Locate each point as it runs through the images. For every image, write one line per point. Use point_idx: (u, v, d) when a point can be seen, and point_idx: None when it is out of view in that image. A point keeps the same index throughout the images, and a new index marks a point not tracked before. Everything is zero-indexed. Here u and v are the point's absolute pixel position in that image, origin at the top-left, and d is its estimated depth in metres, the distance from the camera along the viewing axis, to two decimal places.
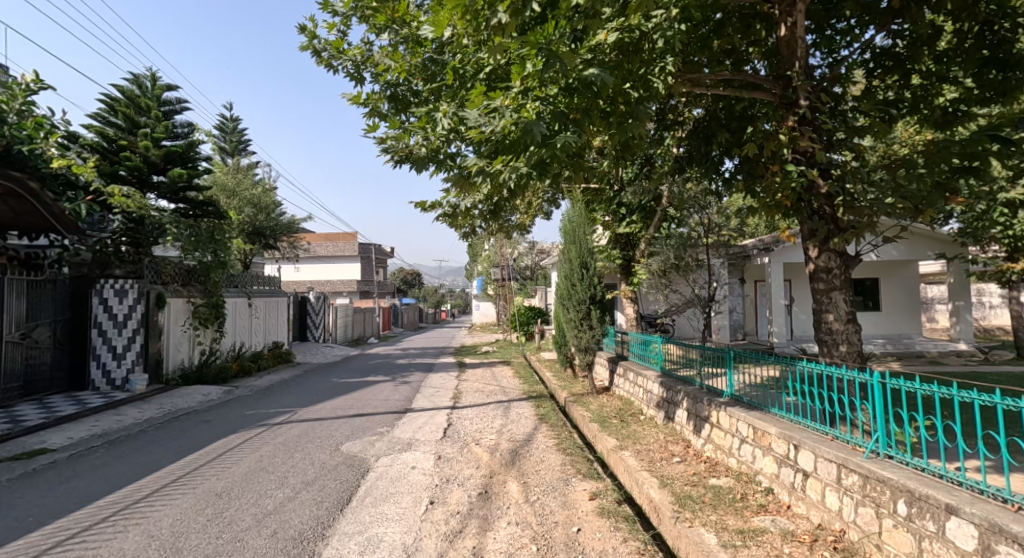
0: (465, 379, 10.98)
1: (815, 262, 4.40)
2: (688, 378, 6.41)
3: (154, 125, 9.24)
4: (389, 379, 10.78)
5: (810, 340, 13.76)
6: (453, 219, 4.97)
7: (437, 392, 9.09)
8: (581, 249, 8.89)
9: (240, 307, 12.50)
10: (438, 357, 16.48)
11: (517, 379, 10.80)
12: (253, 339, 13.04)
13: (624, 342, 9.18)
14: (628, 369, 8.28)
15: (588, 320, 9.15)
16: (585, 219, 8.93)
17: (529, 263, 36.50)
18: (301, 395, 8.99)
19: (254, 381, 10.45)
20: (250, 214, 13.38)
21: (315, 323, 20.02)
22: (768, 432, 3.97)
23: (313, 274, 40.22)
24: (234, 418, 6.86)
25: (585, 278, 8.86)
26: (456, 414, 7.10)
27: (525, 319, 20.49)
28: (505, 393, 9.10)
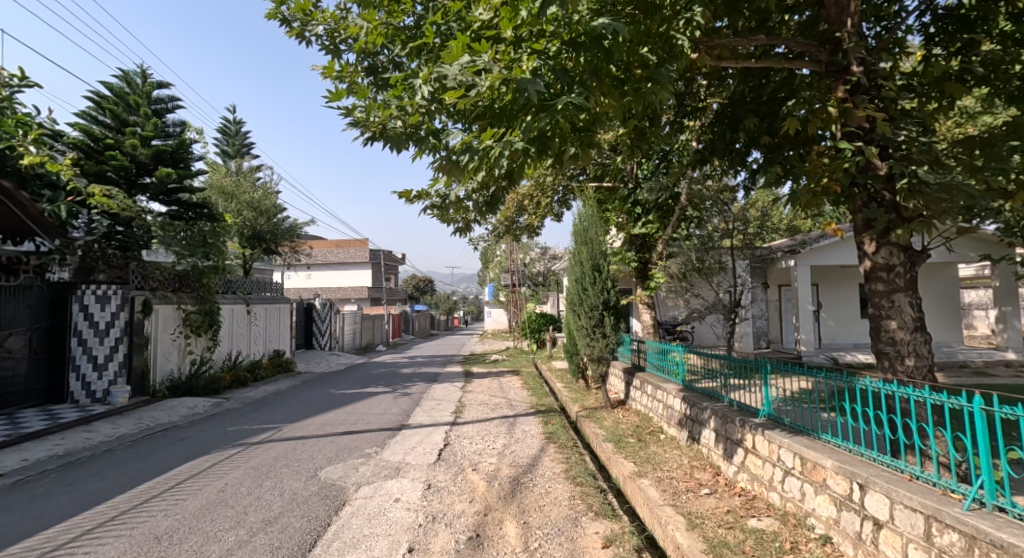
0: (471, 390, 10.34)
1: (872, 259, 3.68)
2: (714, 394, 5.64)
3: (143, 124, 8.83)
4: (390, 390, 10.18)
5: (840, 349, 12.89)
6: (443, 213, 4.34)
7: (438, 406, 8.46)
8: (593, 250, 8.20)
9: (238, 314, 12.04)
10: (445, 365, 15.87)
11: (526, 391, 10.14)
12: (252, 347, 12.57)
13: (640, 351, 8.48)
14: (646, 381, 7.56)
15: (602, 327, 8.25)
16: (598, 218, 8.31)
17: (541, 269, 35.85)
18: (293, 408, 8.42)
19: (249, 392, 9.92)
20: (250, 217, 12.97)
21: (322, 331, 19.60)
22: (823, 466, 3.24)
23: (323, 282, 40.10)
24: (213, 434, 6.28)
25: (597, 281, 8.13)
26: (455, 432, 6.46)
27: (536, 326, 19.82)
28: (512, 406, 8.44)
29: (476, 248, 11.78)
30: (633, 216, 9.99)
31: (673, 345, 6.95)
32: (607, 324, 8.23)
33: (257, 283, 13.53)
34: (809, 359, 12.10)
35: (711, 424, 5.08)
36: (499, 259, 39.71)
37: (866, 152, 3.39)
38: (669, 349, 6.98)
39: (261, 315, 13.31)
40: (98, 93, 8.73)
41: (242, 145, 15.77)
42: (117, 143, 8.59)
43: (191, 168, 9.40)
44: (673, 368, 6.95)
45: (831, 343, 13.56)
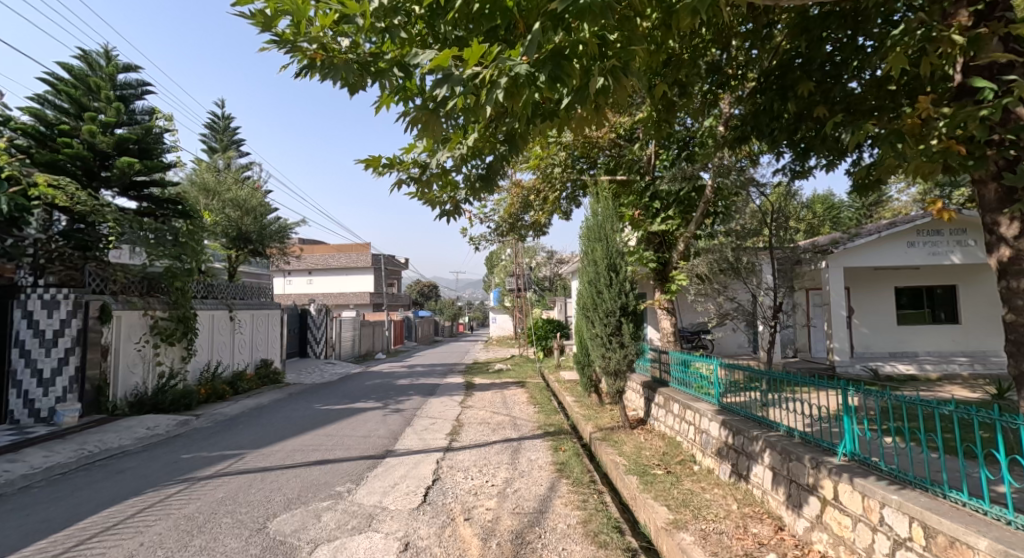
0: (471, 405, 9.33)
1: (1012, 246, 2.66)
2: (764, 418, 4.58)
3: (106, 109, 7.94)
4: (381, 405, 9.18)
5: (876, 359, 11.80)
6: (425, 192, 3.37)
7: (433, 425, 7.44)
8: (608, 248, 7.20)
9: (220, 321, 11.14)
10: (445, 375, 14.86)
11: (532, 406, 9.12)
12: (235, 357, 11.65)
13: (662, 363, 7.47)
14: (671, 398, 6.52)
15: (619, 336, 7.17)
16: (613, 212, 7.32)
17: (547, 274, 34.86)
18: (268, 427, 7.44)
19: (223, 407, 8.96)
20: (236, 215, 12.08)
21: (317, 338, 18.69)
22: (969, 546, 2.21)
23: (325, 287, 39.37)
24: (160, 464, 5.28)
25: (613, 282, 7.11)
26: (449, 462, 5.45)
27: (542, 333, 18.80)
28: (516, 426, 7.44)
29: (478, 247, 10.80)
30: (650, 212, 8.98)
31: (706, 355, 5.95)
32: (625, 332, 7.14)
33: (244, 287, 12.64)
34: (843, 371, 11.01)
35: (765, 459, 4.03)
36: (503, 263, 38.76)
37: (1015, 89, 2.38)
38: (701, 360, 5.98)
39: (247, 321, 12.40)
40: (56, 76, 7.85)
41: (232, 142, 14.95)
42: (74, 130, 7.72)
43: (160, 159, 8.52)
44: (706, 383, 5.92)
45: (863, 352, 12.46)
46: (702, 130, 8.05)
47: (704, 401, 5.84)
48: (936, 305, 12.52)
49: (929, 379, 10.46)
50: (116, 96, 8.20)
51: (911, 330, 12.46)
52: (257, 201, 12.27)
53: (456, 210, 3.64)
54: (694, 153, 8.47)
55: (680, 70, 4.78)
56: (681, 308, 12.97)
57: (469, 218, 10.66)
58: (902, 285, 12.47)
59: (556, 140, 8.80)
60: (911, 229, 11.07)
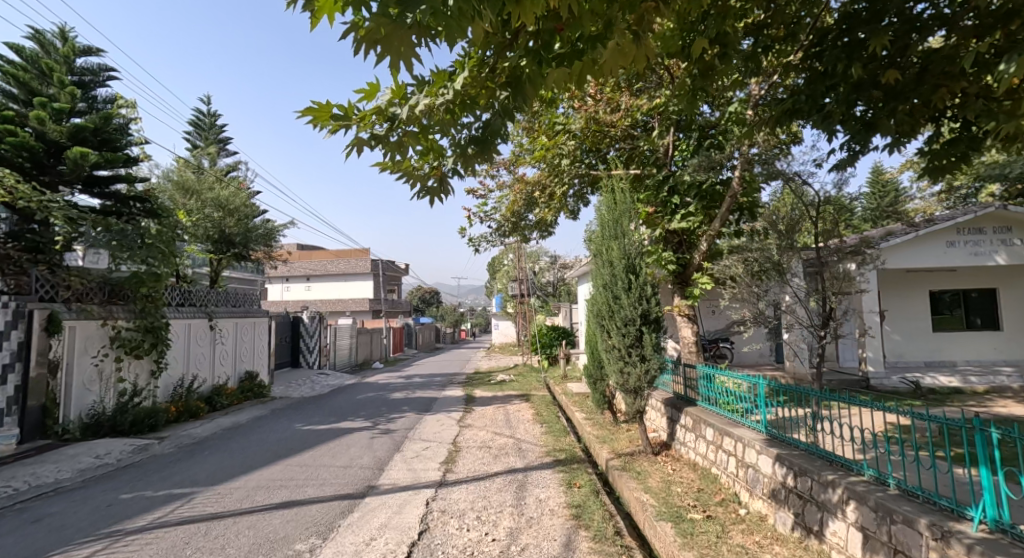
0: (471, 424, 8.38)
1: None
2: (840, 458, 3.60)
3: (58, 95, 7.08)
4: (370, 424, 8.25)
5: (912, 369, 10.84)
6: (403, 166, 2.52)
7: (426, 451, 6.49)
8: (625, 245, 6.30)
9: (199, 330, 10.26)
10: (444, 387, 13.89)
11: (539, 425, 8.18)
12: (216, 370, 10.76)
13: (689, 379, 6.54)
14: (702, 421, 5.60)
15: (640, 348, 6.22)
16: (630, 207, 6.44)
17: (551, 279, 33.95)
18: (237, 454, 6.50)
19: (194, 427, 8.03)
20: (218, 216, 11.20)
21: (309, 347, 17.74)
22: None
23: (324, 294, 38.61)
24: (90, 508, 4.34)
25: (632, 286, 6.16)
26: (442, 503, 4.52)
27: (547, 341, 17.86)
28: (520, 452, 6.50)
29: (478, 250, 9.87)
30: (668, 209, 8.06)
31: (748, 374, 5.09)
32: (646, 344, 6.19)
33: (227, 294, 11.76)
34: (878, 383, 10.01)
35: (850, 515, 3.09)
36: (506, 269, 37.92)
37: None
38: (742, 379, 5.12)
39: (229, 331, 11.50)
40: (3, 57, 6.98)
41: (217, 140, 14.09)
42: (21, 117, 6.84)
43: (124, 152, 7.67)
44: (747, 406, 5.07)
45: (897, 361, 11.47)
46: (729, 115, 7.14)
47: (746, 428, 4.96)
48: (975, 311, 11.56)
49: (976, 392, 9.46)
50: (72, 81, 7.34)
51: (947, 338, 11.50)
52: (240, 201, 11.39)
53: (440, 188, 2.70)
54: (720, 142, 7.55)
55: (725, 21, 3.86)
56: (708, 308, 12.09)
57: (468, 217, 9.73)
58: (939, 289, 11.50)
59: (565, 129, 7.88)
60: (951, 228, 10.12)
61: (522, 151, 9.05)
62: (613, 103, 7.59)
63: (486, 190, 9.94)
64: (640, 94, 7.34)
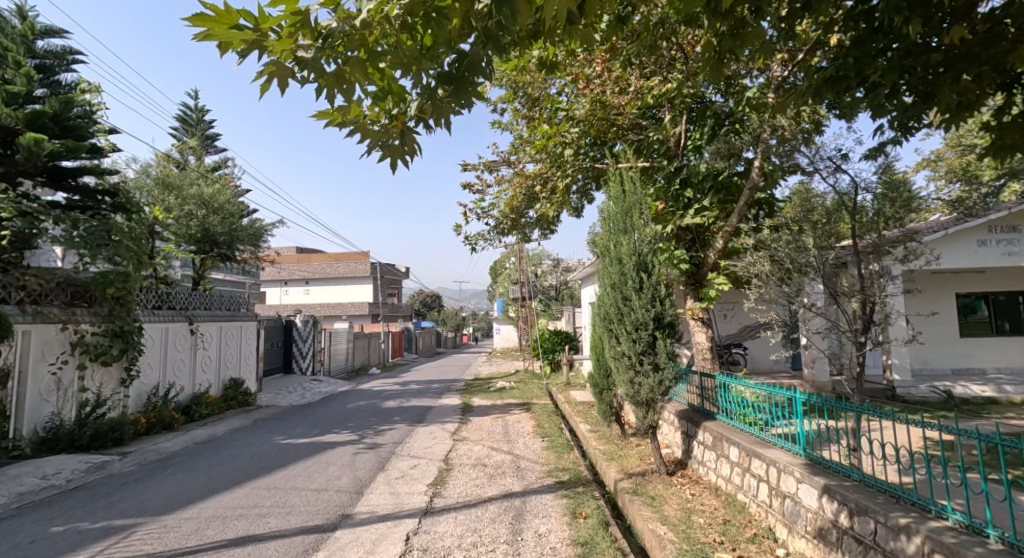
0: (466, 437, 7.70)
1: None
2: (906, 492, 2.96)
3: (12, 78, 6.48)
4: (356, 437, 7.59)
5: (939, 377, 10.13)
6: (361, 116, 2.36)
7: (413, 471, 5.82)
8: (636, 240, 5.63)
9: (178, 335, 9.63)
10: (441, 394, 13.22)
11: (540, 438, 7.52)
12: (198, 377, 10.14)
13: (706, 391, 5.88)
14: (724, 437, 4.96)
15: (652, 356, 5.53)
16: (642, 199, 5.77)
17: (553, 282, 33.28)
18: (203, 473, 5.84)
19: (164, 440, 7.38)
20: (200, 213, 10.59)
21: (303, 352, 17.10)
22: None
23: (324, 297, 38.09)
24: (10, 545, 3.68)
25: (644, 286, 5.49)
26: (426, 539, 3.86)
27: (549, 346, 17.23)
28: (519, 471, 5.82)
29: (474, 249, 9.22)
30: (679, 204, 7.42)
31: (778, 386, 4.56)
32: (660, 351, 5.48)
33: (210, 296, 11.14)
34: (906, 392, 9.29)
35: None
36: (507, 272, 37.28)
37: None
38: (771, 391, 4.59)
39: (212, 335, 10.87)
40: None
41: (203, 137, 13.52)
42: None
43: (87, 142, 7.07)
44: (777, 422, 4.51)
45: (923, 369, 10.71)
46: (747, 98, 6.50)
47: (776, 447, 4.38)
48: (1003, 315, 10.87)
49: (1014, 402, 8.73)
50: (29, 64, 6.74)
51: (975, 343, 10.78)
52: (223, 198, 10.78)
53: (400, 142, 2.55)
54: (737, 129, 6.92)
55: None
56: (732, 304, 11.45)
57: (463, 214, 9.09)
58: (965, 291, 10.78)
59: (567, 114, 7.20)
60: (983, 225, 9.40)
61: (522, 142, 8.44)
62: (621, 86, 6.94)
63: (484, 184, 9.30)
64: (650, 76, 6.70)
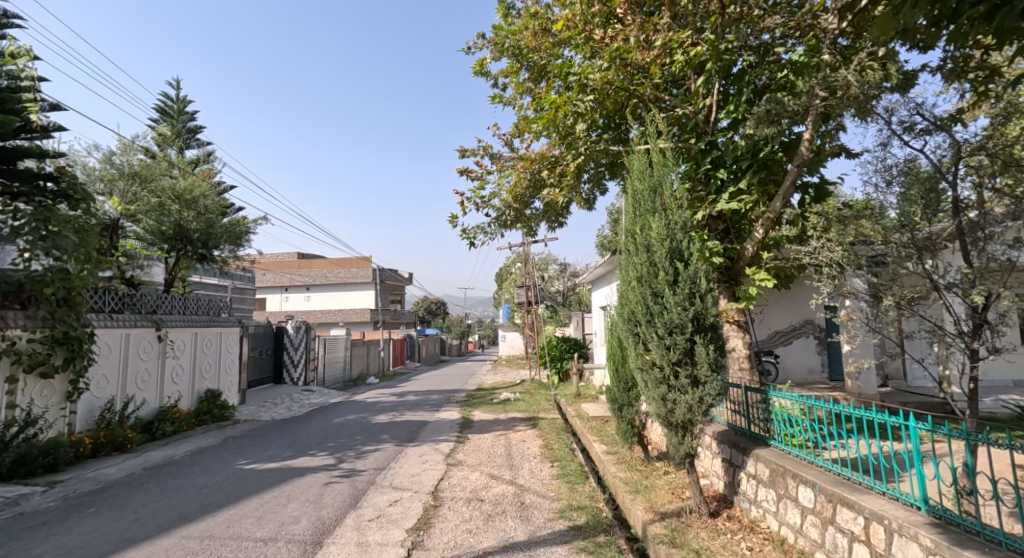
0: (461, 461, 6.58)
1: None
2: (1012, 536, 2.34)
3: None
4: (333, 460, 6.50)
5: (1003, 389, 8.89)
6: None
7: (393, 509, 4.71)
8: (668, 223, 4.52)
9: (144, 341, 8.61)
10: (438, 407, 12.10)
11: (548, 463, 6.38)
12: (167, 389, 9.11)
13: (757, 412, 4.75)
14: (787, 472, 3.84)
15: (690, 366, 4.40)
16: (675, 171, 4.66)
17: (560, 288, 32.08)
18: (136, 508, 4.76)
19: (109, 465, 6.32)
20: (172, 206, 9.57)
21: (294, 361, 16.06)
22: None
23: (325, 304, 37.20)
24: None
25: (680, 279, 4.37)
26: None
27: (556, 354, 16.13)
28: (522, 511, 4.69)
29: (472, 243, 8.15)
30: (710, 186, 6.32)
31: (816, 397, 3.98)
32: (701, 361, 4.33)
33: (184, 299, 10.14)
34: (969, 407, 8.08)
35: None
36: (513, 277, 36.26)
37: None
38: (810, 404, 3.99)
39: (186, 343, 9.85)
40: None
41: (186, 130, 12.63)
42: None
43: (20, 117, 6.07)
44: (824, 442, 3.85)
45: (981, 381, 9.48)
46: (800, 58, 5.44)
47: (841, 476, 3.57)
48: None
49: None
50: None
51: None
52: (200, 191, 9.74)
53: None
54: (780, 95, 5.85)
55: None
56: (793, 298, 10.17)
57: (460, 203, 8.00)
58: None
59: (579, 79, 6.11)
60: None
61: (526, 119, 7.41)
62: (646, 38, 5.82)
63: (484, 171, 8.27)
64: (678, 28, 5.63)
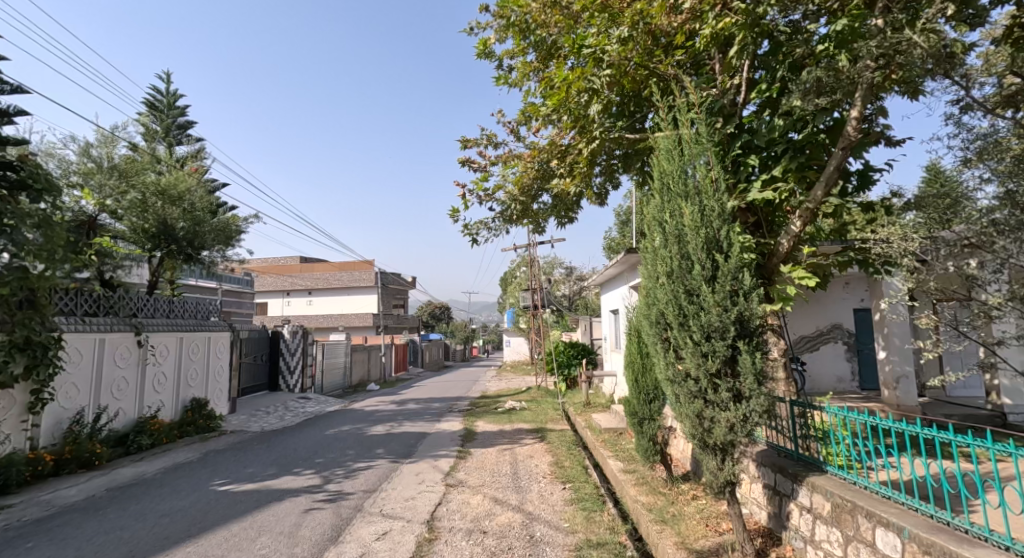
0: (463, 481, 5.90)
1: None
2: None
3: None
4: (319, 480, 5.84)
5: None
6: None
7: (382, 544, 4.04)
8: (702, 210, 3.85)
9: (121, 348, 7.98)
10: (440, 417, 11.42)
11: (560, 485, 5.69)
12: (148, 398, 8.47)
13: (799, 428, 4.09)
14: (857, 508, 3.15)
15: (732, 377, 3.70)
16: (711, 149, 3.98)
17: (566, 292, 31.36)
18: (82, 541, 4.10)
19: (68, 485, 5.66)
20: (155, 203, 8.94)
21: (291, 367, 15.42)
22: None
23: (326, 308, 36.61)
24: None
25: (719, 274, 3.69)
26: None
27: (564, 360, 15.44)
28: (532, 548, 4.00)
29: (474, 240, 7.48)
30: (741, 174, 5.64)
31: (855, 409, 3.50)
32: (745, 372, 3.60)
33: (169, 301, 9.55)
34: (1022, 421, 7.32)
35: None
36: (518, 282, 35.57)
37: None
38: (850, 417, 3.50)
39: (170, 349, 9.22)
40: None
41: (177, 125, 12.06)
42: None
43: None
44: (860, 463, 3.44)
45: None
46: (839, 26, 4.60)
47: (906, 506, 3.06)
48: None
49: None
50: None
51: None
52: (185, 186, 9.08)
53: None
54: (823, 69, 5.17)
55: None
56: (823, 299, 9.48)
57: (461, 196, 7.33)
58: None
59: (595, 52, 5.45)
60: None
61: (535, 105, 6.78)
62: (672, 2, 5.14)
63: (487, 161, 7.61)
64: None
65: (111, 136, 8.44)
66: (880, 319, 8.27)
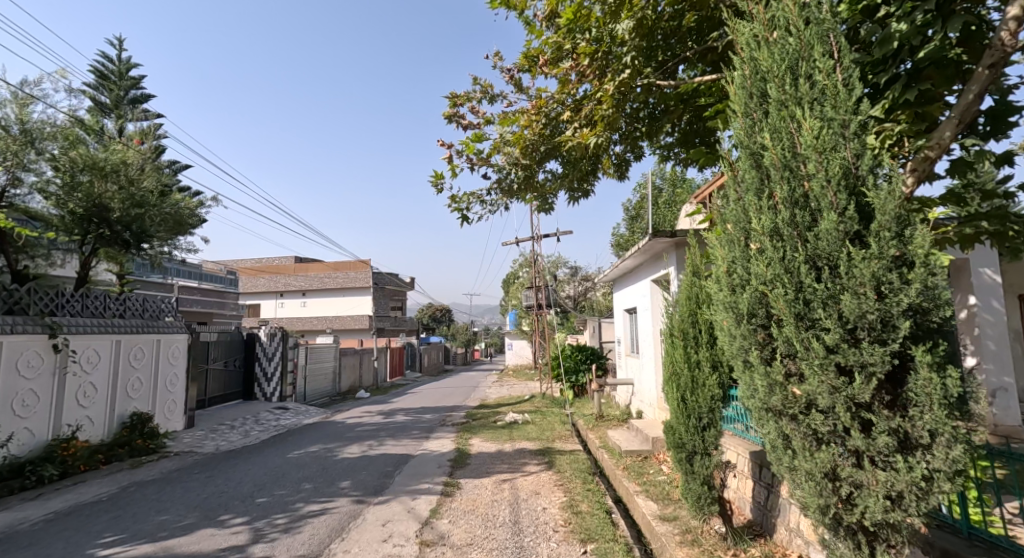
0: (444, 538, 4.28)
1: None
2: None
3: None
4: (246, 536, 4.24)
5: None
6: None
7: None
8: (828, 124, 2.28)
9: (27, 353, 6.43)
10: (430, 433, 9.84)
11: (579, 547, 4.06)
12: (66, 415, 6.91)
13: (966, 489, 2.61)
14: None
15: (898, 407, 2.11)
16: (837, 28, 2.40)
17: (570, 294, 29.85)
18: None
19: None
20: (84, 180, 7.39)
21: (267, 374, 13.86)
22: None
23: (321, 310, 35.14)
24: None
25: (870, 229, 2.11)
26: None
27: (571, 366, 13.90)
28: None
29: (464, 216, 5.93)
30: None
31: None
32: (924, 403, 2.01)
33: (105, 298, 7.99)
34: None
35: None
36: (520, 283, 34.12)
37: None
38: None
39: (104, 355, 7.67)
40: None
41: (128, 99, 10.56)
42: None
43: None
44: None
45: None
46: None
47: None
48: None
49: None
50: None
51: None
52: (122, 158, 7.56)
53: None
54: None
55: None
56: None
57: (447, 159, 5.77)
58: None
59: None
60: None
61: (542, 40, 5.21)
62: None
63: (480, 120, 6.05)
64: None
65: (25, 94, 6.92)
66: (968, 317, 6.72)
